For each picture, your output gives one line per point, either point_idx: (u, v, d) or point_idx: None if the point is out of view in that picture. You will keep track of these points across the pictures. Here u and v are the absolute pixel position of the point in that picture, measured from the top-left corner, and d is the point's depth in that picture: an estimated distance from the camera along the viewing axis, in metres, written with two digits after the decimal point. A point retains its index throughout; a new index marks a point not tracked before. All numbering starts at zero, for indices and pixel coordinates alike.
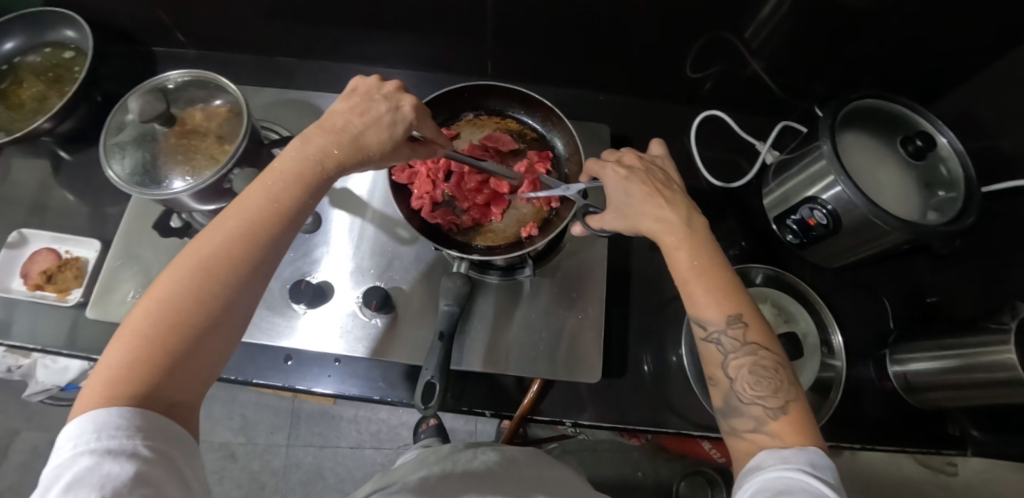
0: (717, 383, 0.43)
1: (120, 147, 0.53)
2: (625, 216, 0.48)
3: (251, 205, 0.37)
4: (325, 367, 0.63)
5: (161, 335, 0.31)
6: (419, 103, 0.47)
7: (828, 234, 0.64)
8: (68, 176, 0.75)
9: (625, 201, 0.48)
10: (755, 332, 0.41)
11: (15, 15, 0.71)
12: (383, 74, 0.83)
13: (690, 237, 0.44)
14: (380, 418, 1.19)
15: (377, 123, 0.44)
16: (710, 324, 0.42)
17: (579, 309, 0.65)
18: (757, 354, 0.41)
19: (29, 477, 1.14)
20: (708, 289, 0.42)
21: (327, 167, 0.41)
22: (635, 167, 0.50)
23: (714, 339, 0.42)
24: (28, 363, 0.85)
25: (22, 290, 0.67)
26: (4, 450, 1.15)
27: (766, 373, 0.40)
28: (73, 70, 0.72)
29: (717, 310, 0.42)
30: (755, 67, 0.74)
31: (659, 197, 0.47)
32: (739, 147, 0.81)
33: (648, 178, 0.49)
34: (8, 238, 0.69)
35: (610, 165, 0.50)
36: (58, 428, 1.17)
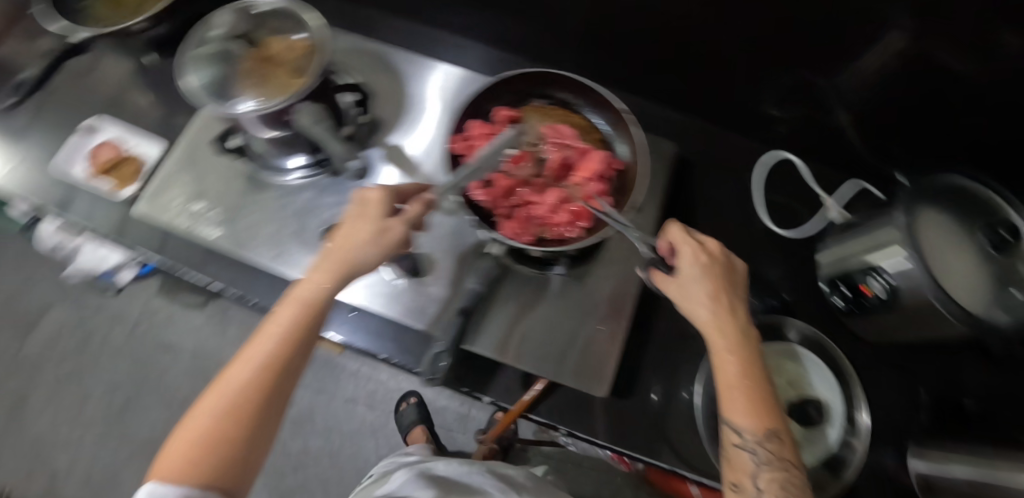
0: (741, 491, 0.42)
1: (209, 59, 0.54)
2: (684, 300, 0.47)
3: (272, 335, 0.42)
4: (341, 314, 0.64)
5: (209, 445, 0.36)
6: (383, 189, 0.50)
7: (882, 308, 0.60)
8: (149, 80, 0.78)
9: (692, 286, 0.47)
10: (789, 449, 0.41)
11: None
12: (460, 46, 0.82)
13: (746, 349, 0.44)
14: (380, 380, 1.19)
15: (368, 223, 0.47)
16: (746, 432, 0.42)
17: (600, 320, 0.63)
18: (789, 471, 0.40)
19: (50, 350, 1.22)
20: (751, 398, 0.42)
21: (334, 292, 0.45)
22: (715, 259, 0.48)
23: (748, 448, 0.41)
24: (74, 244, 0.90)
25: (83, 175, 0.70)
26: (37, 320, 1.24)
27: (795, 491, 0.40)
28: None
29: (756, 422, 0.41)
30: (841, 118, 0.70)
31: (722, 299, 0.46)
32: (807, 197, 0.77)
33: (720, 267, 0.47)
34: (84, 124, 0.73)
35: (690, 246, 0.48)
36: (85, 312, 1.25)
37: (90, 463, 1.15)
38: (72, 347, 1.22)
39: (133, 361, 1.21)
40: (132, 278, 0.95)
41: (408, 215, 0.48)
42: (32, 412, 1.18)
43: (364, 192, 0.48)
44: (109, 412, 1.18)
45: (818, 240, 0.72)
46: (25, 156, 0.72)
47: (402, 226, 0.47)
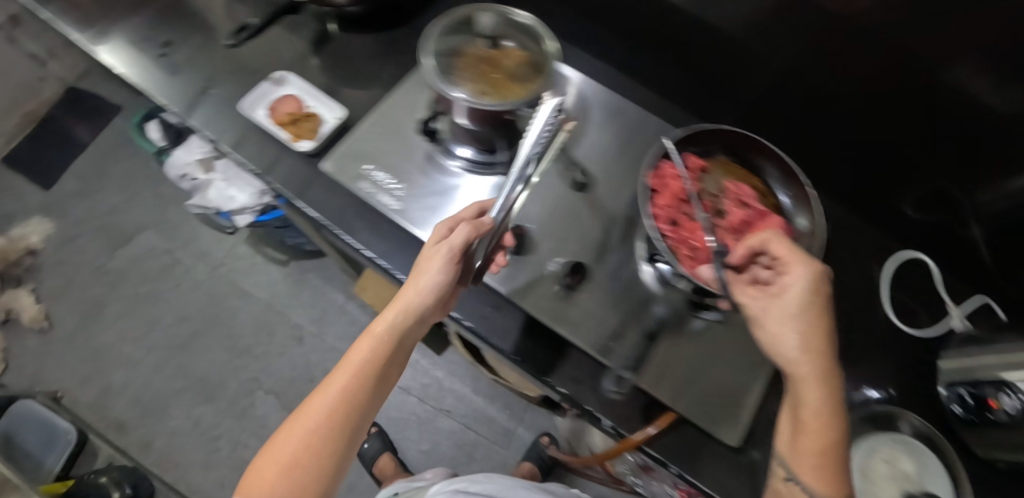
0: None
1: (458, 27, 0.58)
2: (772, 336, 0.42)
3: (350, 366, 0.43)
4: (483, 305, 0.64)
5: (289, 469, 0.39)
6: (445, 219, 0.48)
7: (1007, 425, 0.57)
8: (325, 45, 0.82)
9: (790, 326, 0.41)
10: None
11: None
12: (618, 81, 0.85)
13: (833, 399, 0.38)
14: (435, 376, 1.19)
15: (433, 255, 0.46)
16: (804, 488, 0.38)
17: (752, 374, 0.57)
18: None
19: (134, 269, 1.28)
20: (823, 462, 0.37)
21: (405, 323, 0.45)
22: (821, 293, 0.41)
23: (795, 484, 0.39)
24: (207, 178, 0.99)
25: (264, 121, 0.71)
26: (131, 238, 1.31)
27: None
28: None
29: (829, 493, 0.37)
30: (974, 233, 0.71)
31: (812, 341, 0.40)
32: (932, 303, 0.76)
33: (822, 314, 0.41)
34: (273, 73, 0.74)
35: (792, 264, 0.42)
36: (174, 241, 1.31)
37: (145, 384, 1.18)
38: (154, 271, 1.28)
39: (208, 297, 1.25)
40: (248, 223, 0.97)
41: (450, 242, 0.45)
42: (104, 321, 1.24)
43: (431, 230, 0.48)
44: (173, 341, 1.22)
45: (940, 348, 0.71)
46: (212, 88, 0.78)
47: (446, 250, 0.45)
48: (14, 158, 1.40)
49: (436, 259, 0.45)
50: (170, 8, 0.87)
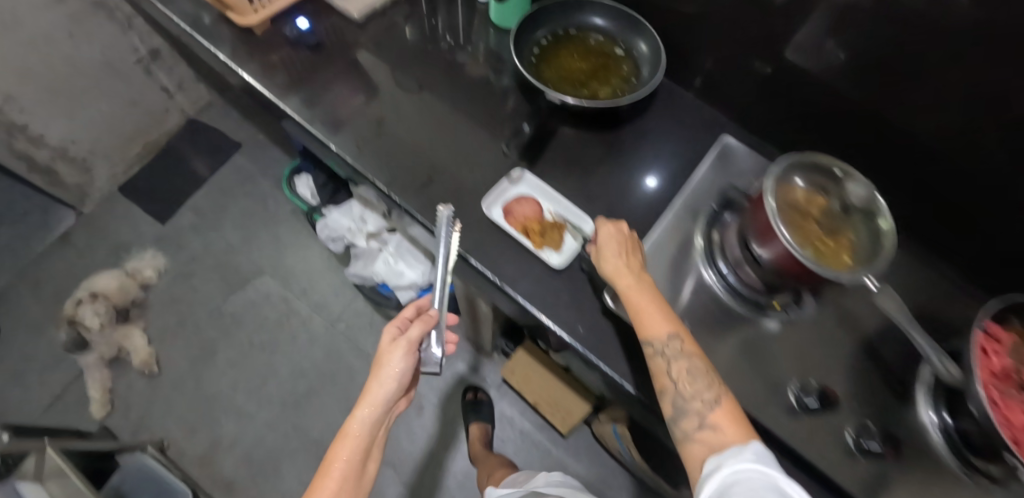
0: (665, 392, 0.50)
1: (823, 172, 0.59)
2: (600, 256, 0.58)
3: (337, 469, 0.54)
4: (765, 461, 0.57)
5: None
6: (396, 322, 0.61)
7: None
8: (546, 140, 0.78)
9: (604, 246, 0.59)
10: (692, 344, 0.51)
11: (604, 2, 0.76)
12: None
13: (643, 284, 0.55)
14: (559, 460, 1.14)
15: (389, 343, 0.59)
16: (656, 341, 0.51)
17: None
18: (693, 360, 0.50)
19: (249, 315, 1.25)
20: (659, 313, 0.52)
21: (370, 429, 0.57)
22: (624, 231, 0.61)
23: (659, 352, 0.50)
24: (371, 248, 0.96)
25: (503, 223, 0.68)
26: (248, 282, 1.29)
27: (699, 371, 0.49)
28: (619, 55, 0.76)
29: (664, 329, 0.51)
30: None
31: (630, 257, 0.58)
32: None
33: (628, 242, 0.60)
34: (510, 172, 0.72)
35: (606, 223, 0.61)
36: (291, 289, 1.28)
37: (255, 442, 1.14)
38: (270, 320, 1.25)
39: (325, 353, 1.21)
40: (408, 298, 0.95)
41: (409, 336, 0.58)
42: (216, 369, 1.20)
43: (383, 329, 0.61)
44: (288, 397, 1.18)
45: None
46: (434, 176, 0.75)
47: (414, 336, 0.58)
48: (134, 188, 1.42)
49: (399, 348, 0.58)
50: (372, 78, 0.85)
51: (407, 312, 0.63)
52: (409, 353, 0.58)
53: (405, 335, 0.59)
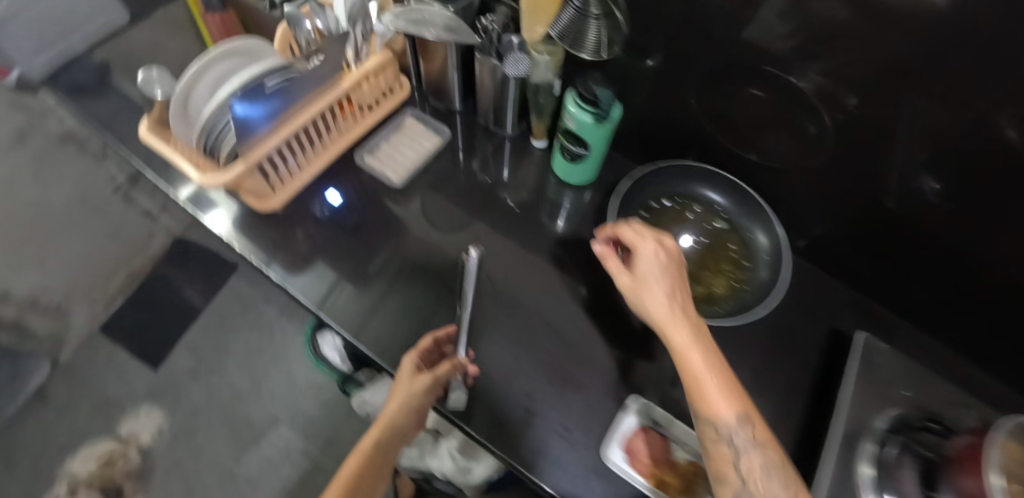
0: (726, 483, 0.41)
1: None
2: (640, 303, 0.49)
3: (353, 458, 0.54)
4: None
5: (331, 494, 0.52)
6: (428, 343, 0.57)
7: None
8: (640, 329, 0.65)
9: (653, 286, 0.49)
10: (764, 430, 0.41)
11: (707, 168, 0.65)
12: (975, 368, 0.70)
13: (709, 348, 0.45)
14: None
15: (412, 377, 0.54)
16: (724, 425, 0.41)
17: None
18: (768, 452, 0.41)
19: (266, 477, 1.10)
20: (725, 386, 0.42)
21: (395, 433, 0.55)
22: (672, 257, 0.51)
23: (726, 437, 0.41)
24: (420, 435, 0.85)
25: (629, 472, 0.54)
26: (262, 435, 1.13)
27: (777, 473, 0.40)
28: (722, 229, 0.65)
29: (731, 409, 0.41)
30: None
31: (678, 299, 0.48)
32: None
33: (674, 271, 0.51)
34: (625, 400, 0.59)
35: (652, 241, 0.52)
36: (313, 441, 1.13)
37: None
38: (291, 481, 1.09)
39: None
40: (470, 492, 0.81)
41: (435, 371, 0.54)
42: None
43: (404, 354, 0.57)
44: None
45: None
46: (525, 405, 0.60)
47: (430, 379, 0.53)
48: (116, 325, 1.23)
49: (416, 382, 0.53)
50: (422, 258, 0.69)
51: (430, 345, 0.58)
52: (431, 389, 0.54)
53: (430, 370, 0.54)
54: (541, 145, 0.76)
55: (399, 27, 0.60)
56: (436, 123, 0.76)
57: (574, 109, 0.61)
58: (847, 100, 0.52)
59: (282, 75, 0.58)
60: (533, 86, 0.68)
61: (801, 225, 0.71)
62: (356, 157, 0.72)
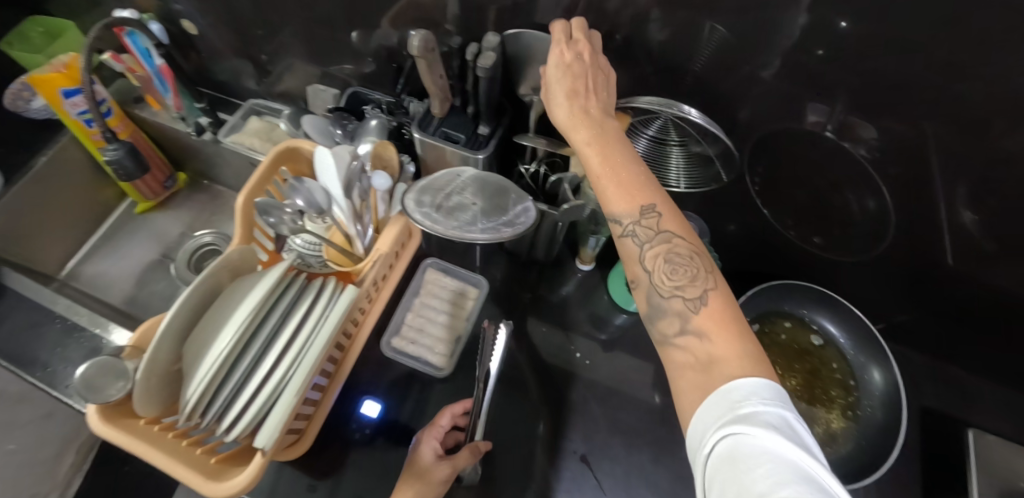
0: (638, 284, 0.40)
1: None
2: (548, 96, 0.45)
3: None
4: None
5: None
6: (430, 431, 0.52)
7: None
8: None
9: (555, 85, 0.44)
10: (671, 222, 0.39)
11: (783, 283, 0.63)
12: None
13: (603, 150, 0.41)
14: None
15: (419, 473, 0.48)
16: (623, 219, 0.39)
17: None
18: (673, 241, 0.38)
19: None
20: (618, 185, 0.40)
21: None
22: (581, 55, 0.44)
23: (628, 233, 0.39)
24: None
25: None
26: None
27: (682, 260, 0.38)
28: (818, 345, 0.62)
29: (627, 204, 0.39)
30: None
31: (580, 96, 0.43)
32: None
33: (584, 68, 0.43)
34: None
35: (557, 44, 0.44)
36: None
37: None
38: None
39: None
40: None
41: (455, 460, 0.49)
42: None
43: (419, 436, 0.52)
44: None
45: None
46: None
47: (448, 471, 0.48)
48: None
49: (433, 475, 0.47)
50: (490, 438, 0.58)
51: (445, 423, 0.53)
52: (448, 480, 0.48)
53: (448, 457, 0.49)
54: (586, 268, 0.69)
55: (432, 224, 0.44)
56: (471, 274, 0.66)
57: None
58: (866, 132, 0.51)
59: (271, 316, 0.46)
60: (583, 229, 0.60)
61: (882, 301, 0.68)
62: (383, 344, 0.60)
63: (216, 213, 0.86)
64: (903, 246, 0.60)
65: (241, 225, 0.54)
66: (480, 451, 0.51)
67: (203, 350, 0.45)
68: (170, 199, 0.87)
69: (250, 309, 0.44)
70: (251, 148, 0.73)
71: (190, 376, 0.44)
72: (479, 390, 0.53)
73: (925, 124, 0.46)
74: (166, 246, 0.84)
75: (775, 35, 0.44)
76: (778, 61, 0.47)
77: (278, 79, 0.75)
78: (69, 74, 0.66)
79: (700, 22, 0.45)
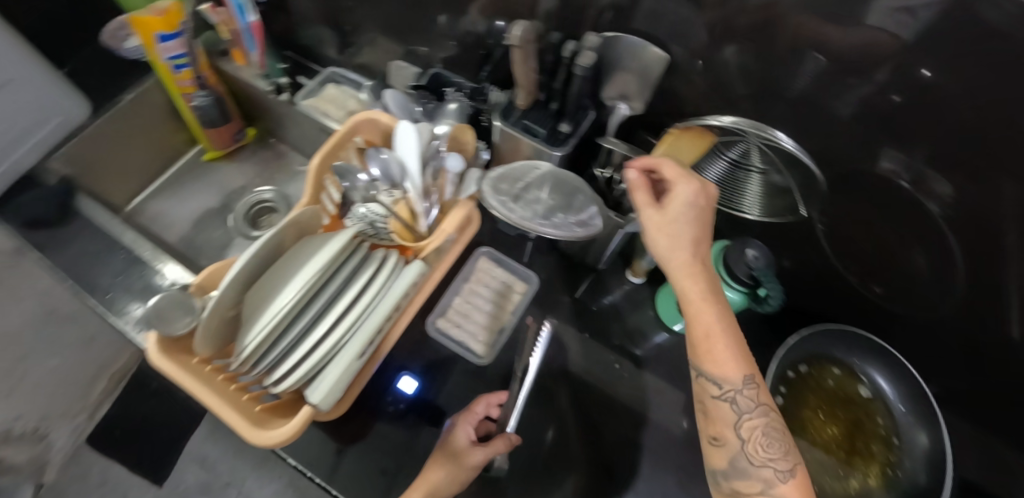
0: (721, 443, 0.41)
1: None
2: (656, 232, 0.45)
3: None
4: None
5: None
6: (463, 416, 0.53)
7: None
8: None
9: (682, 230, 0.44)
10: (765, 393, 0.42)
11: (834, 327, 0.60)
12: None
13: (723, 311, 0.43)
14: None
15: (451, 457, 0.49)
16: (727, 383, 0.41)
17: None
18: (768, 416, 0.41)
19: None
20: (728, 350, 0.41)
21: None
22: (705, 204, 0.45)
23: (728, 399, 0.41)
24: None
25: None
26: None
27: (776, 434, 0.40)
28: (865, 397, 0.60)
29: (736, 370, 0.41)
30: None
31: (699, 247, 0.44)
32: None
33: (704, 217, 0.45)
34: None
35: (688, 182, 0.44)
36: None
37: None
38: None
39: None
40: None
41: (489, 448, 0.49)
42: None
43: (454, 419, 0.53)
44: None
45: None
46: None
47: (482, 458, 0.48)
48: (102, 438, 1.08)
49: (464, 461, 0.48)
50: None
51: (481, 411, 0.54)
52: (480, 466, 0.48)
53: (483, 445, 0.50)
54: (636, 281, 0.68)
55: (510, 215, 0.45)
56: (522, 269, 0.66)
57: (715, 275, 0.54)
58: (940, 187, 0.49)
59: (334, 280, 0.46)
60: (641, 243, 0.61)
61: (937, 362, 0.65)
62: (427, 322, 0.61)
63: (278, 172, 0.89)
64: (964, 307, 0.57)
65: (313, 185, 0.55)
66: (513, 443, 0.51)
67: (266, 302, 0.45)
68: (237, 152, 0.90)
69: (316, 271, 0.44)
70: (325, 115, 0.75)
71: (250, 324, 0.45)
72: (518, 384, 0.53)
73: (1005, 190, 0.45)
74: (227, 197, 0.87)
75: (858, 71, 0.43)
76: (860, 101, 0.46)
77: (358, 52, 0.77)
78: (165, 20, 0.67)
79: (783, 48, 0.45)
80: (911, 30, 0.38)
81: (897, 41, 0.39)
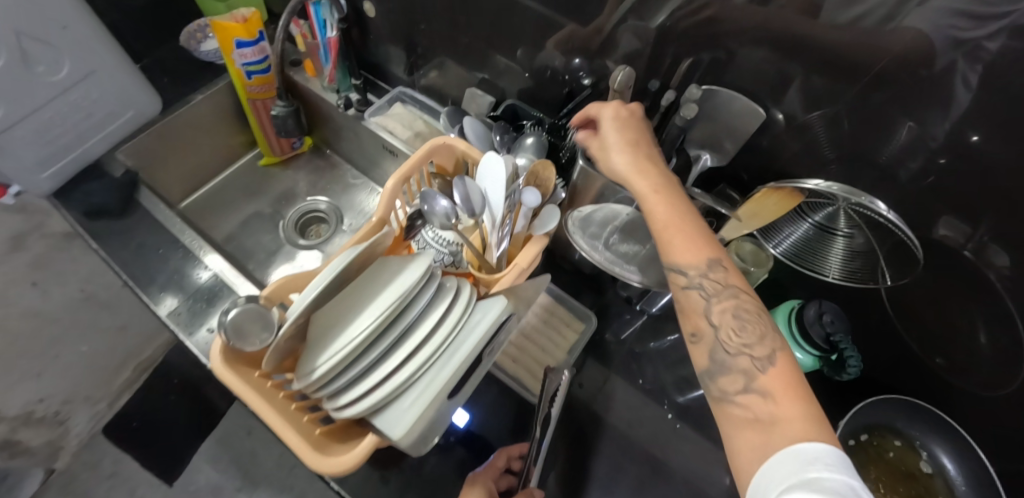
0: (699, 337, 0.39)
1: None
2: (600, 148, 0.48)
3: None
4: None
5: None
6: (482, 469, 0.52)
7: None
8: None
9: (609, 135, 0.47)
10: (735, 277, 0.40)
11: (892, 397, 0.60)
12: None
13: (660, 189, 0.44)
14: None
15: None
16: (691, 269, 0.40)
17: None
18: (739, 297, 0.39)
19: None
20: (684, 238, 0.42)
21: None
22: (634, 112, 0.49)
23: (694, 285, 0.40)
24: None
25: None
26: None
27: (749, 316, 0.38)
28: (926, 472, 0.58)
29: (695, 255, 0.41)
30: None
31: (640, 148, 0.47)
32: None
33: (636, 123, 0.48)
34: None
35: (611, 104, 0.48)
36: None
37: None
38: None
39: None
40: None
41: None
42: None
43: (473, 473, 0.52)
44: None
45: None
46: None
47: None
48: (122, 428, 1.08)
49: None
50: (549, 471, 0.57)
51: (500, 463, 0.53)
52: None
53: None
54: None
55: (591, 253, 0.49)
56: (581, 307, 0.65)
57: (785, 334, 0.53)
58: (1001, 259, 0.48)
59: (412, 311, 0.46)
60: None
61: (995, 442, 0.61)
62: None
63: (330, 182, 0.90)
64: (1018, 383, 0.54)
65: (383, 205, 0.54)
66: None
67: (340, 327, 0.45)
68: (293, 159, 0.91)
69: (397, 299, 0.44)
70: (391, 133, 0.76)
71: (321, 347, 0.44)
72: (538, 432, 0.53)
73: None
74: (278, 202, 0.87)
75: (914, 133, 0.43)
76: (918, 165, 0.45)
77: (424, 74, 0.78)
78: (246, 27, 0.69)
79: (839, 105, 0.45)
80: (960, 94, 0.39)
81: (949, 103, 0.40)
